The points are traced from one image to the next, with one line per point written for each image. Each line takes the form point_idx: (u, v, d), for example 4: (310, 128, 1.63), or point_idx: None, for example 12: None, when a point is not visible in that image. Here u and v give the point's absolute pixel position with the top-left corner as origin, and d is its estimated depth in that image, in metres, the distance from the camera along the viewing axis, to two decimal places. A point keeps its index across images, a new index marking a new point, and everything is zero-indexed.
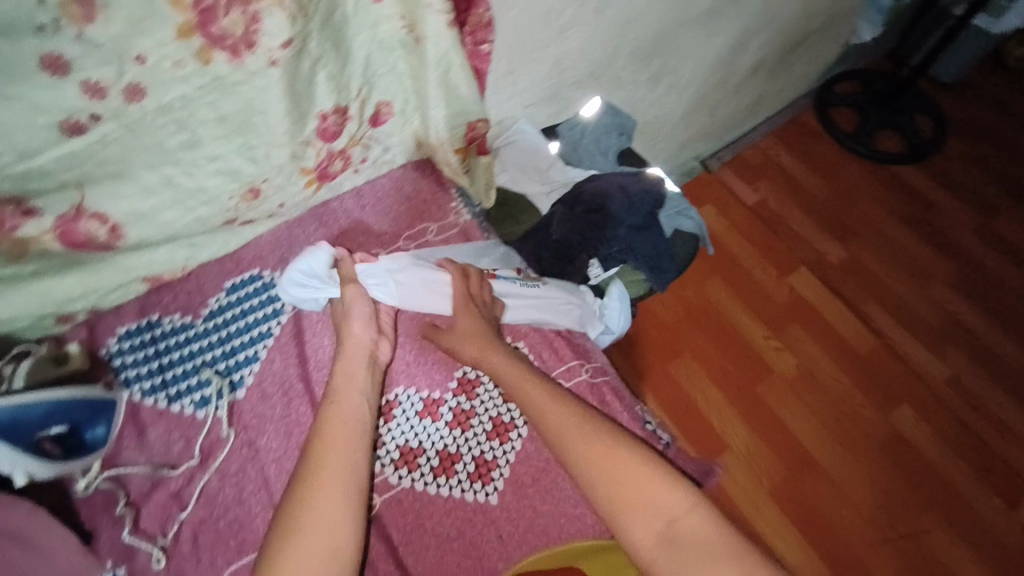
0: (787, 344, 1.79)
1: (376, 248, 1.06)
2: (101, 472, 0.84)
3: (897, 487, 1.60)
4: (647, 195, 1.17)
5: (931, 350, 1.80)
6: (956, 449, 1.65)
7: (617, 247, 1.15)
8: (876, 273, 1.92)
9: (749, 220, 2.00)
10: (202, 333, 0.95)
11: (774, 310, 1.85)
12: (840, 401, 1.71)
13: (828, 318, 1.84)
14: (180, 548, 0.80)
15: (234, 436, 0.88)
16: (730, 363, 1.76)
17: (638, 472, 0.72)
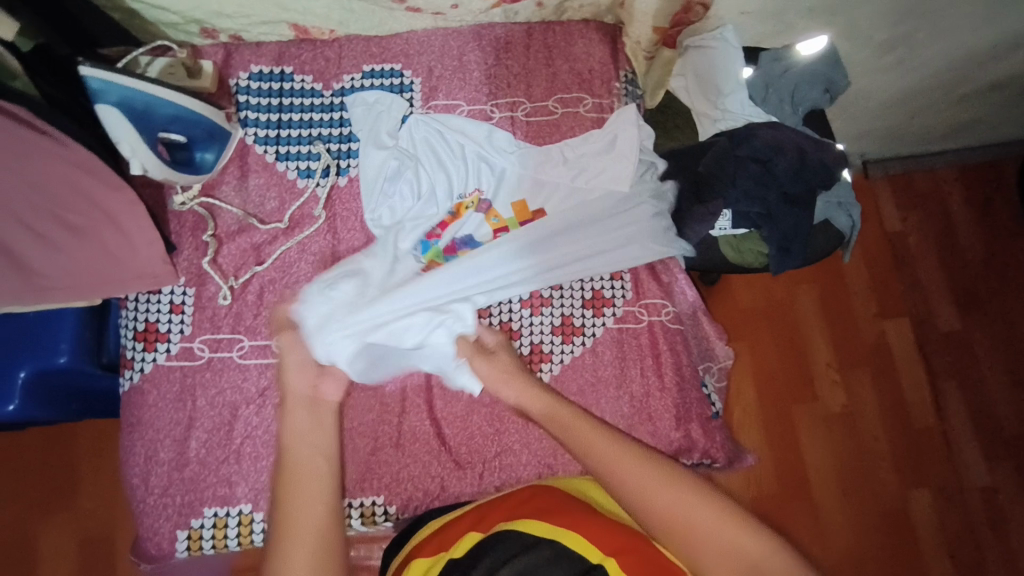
0: (848, 383, 1.69)
1: (522, 97, 0.96)
2: (198, 197, 0.85)
3: (877, 554, 1.57)
4: (821, 171, 1.03)
5: (990, 456, 1.66)
6: (951, 549, 1.59)
7: (758, 208, 1.03)
8: (981, 359, 1.73)
9: (880, 246, 1.80)
10: (328, 106, 0.91)
11: (854, 345, 1.72)
12: (867, 456, 1.64)
13: (904, 379, 1.70)
14: (246, 295, 0.84)
15: (324, 219, 0.87)
16: (781, 373, 1.68)
17: (684, 498, 0.55)
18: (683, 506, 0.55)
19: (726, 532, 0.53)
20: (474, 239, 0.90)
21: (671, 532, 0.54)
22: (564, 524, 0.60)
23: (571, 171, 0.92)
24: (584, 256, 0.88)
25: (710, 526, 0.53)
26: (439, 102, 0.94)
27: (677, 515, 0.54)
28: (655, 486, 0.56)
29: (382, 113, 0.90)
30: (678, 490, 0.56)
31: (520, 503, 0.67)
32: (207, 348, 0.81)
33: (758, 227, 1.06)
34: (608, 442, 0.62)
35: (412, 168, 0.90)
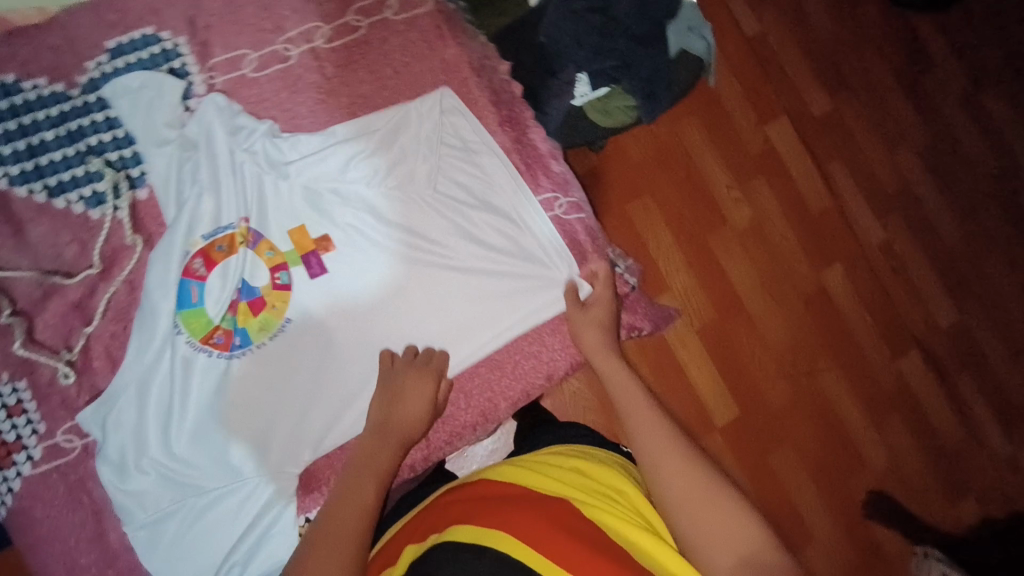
0: (747, 194, 1.60)
1: (316, 21, 0.80)
2: None
3: (816, 349, 1.56)
4: (664, 3, 0.97)
5: (879, 215, 1.67)
6: (875, 317, 1.60)
7: (613, 61, 0.96)
8: (853, 131, 1.68)
9: (745, 54, 1.63)
10: (82, 109, 0.73)
11: (745, 155, 1.61)
12: (780, 259, 1.59)
13: (794, 173, 1.63)
14: (92, 364, 0.72)
15: (141, 245, 0.73)
16: (685, 207, 1.56)
17: (664, 436, 0.67)
18: (656, 430, 0.68)
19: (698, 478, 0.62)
20: (254, 285, 0.75)
21: (640, 443, 0.67)
22: (491, 522, 0.60)
23: (396, 168, 0.78)
24: (433, 275, 0.80)
25: (669, 461, 0.64)
26: (220, 59, 0.77)
27: (655, 455, 0.65)
28: (655, 424, 0.69)
29: (148, 104, 0.73)
30: (668, 436, 0.67)
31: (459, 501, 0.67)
32: (75, 436, 0.71)
33: (618, 81, 0.98)
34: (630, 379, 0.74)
35: (214, 162, 0.74)
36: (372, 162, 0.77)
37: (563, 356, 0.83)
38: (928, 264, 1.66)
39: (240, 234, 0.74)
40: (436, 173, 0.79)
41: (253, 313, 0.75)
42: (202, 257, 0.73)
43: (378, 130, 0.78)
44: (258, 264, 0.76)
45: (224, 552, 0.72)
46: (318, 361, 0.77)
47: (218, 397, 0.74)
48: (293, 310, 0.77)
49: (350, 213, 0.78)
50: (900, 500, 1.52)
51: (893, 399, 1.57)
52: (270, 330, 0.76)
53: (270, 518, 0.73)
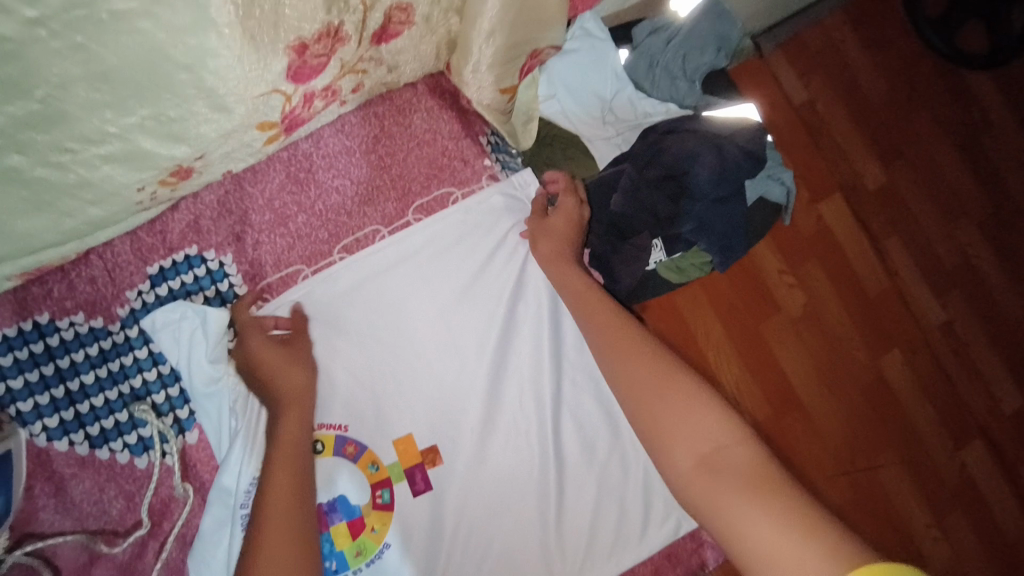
0: (805, 285, 1.43)
1: (372, 224, 0.73)
2: (12, 551, 0.60)
3: (878, 441, 1.42)
4: (746, 161, 0.87)
5: (932, 292, 1.55)
6: (933, 399, 1.49)
7: (691, 226, 0.87)
8: (906, 203, 1.57)
9: (794, 124, 1.49)
10: (124, 345, 0.66)
11: (801, 243, 1.44)
12: (838, 346, 1.44)
13: (856, 265, 1.48)
14: None
15: (194, 494, 0.66)
16: (738, 299, 1.39)
17: (740, 501, 0.50)
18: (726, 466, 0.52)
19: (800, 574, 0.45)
20: (353, 503, 0.69)
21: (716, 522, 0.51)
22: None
23: (504, 362, 0.74)
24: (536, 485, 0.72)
25: (747, 525, 0.49)
26: (271, 279, 0.70)
27: (742, 534, 0.50)
28: (726, 484, 0.52)
29: (182, 331, 0.65)
30: (705, 441, 0.54)
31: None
32: None
33: (695, 243, 0.89)
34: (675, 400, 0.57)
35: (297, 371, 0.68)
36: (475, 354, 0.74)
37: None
38: (987, 344, 1.57)
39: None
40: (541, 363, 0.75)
41: (351, 537, 0.69)
42: None
43: (490, 316, 0.74)
44: (358, 478, 0.69)
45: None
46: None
47: None
48: (394, 531, 0.69)
49: (463, 420, 0.72)
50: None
51: (952, 493, 1.45)
52: (368, 556, 0.69)
53: None
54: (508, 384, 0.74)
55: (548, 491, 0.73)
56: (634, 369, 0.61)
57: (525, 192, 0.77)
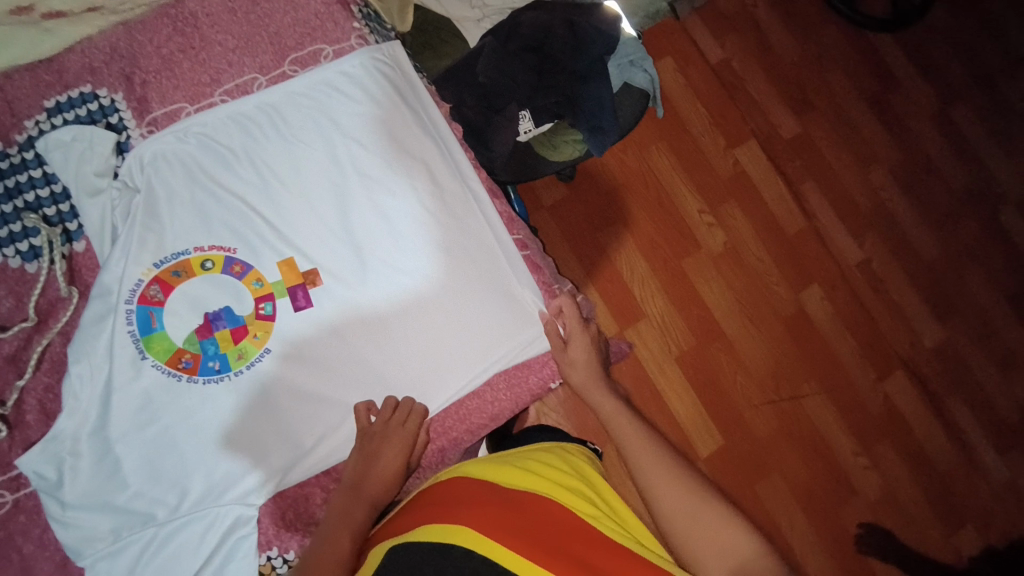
0: (722, 222, 1.36)
1: (252, 74, 0.82)
2: None
3: (802, 369, 1.34)
4: (601, 37, 0.98)
5: (862, 239, 1.42)
6: (866, 348, 1.37)
7: (554, 97, 0.99)
8: (823, 153, 1.44)
9: (707, 78, 1.41)
10: (20, 165, 0.75)
11: (710, 182, 1.37)
12: (760, 277, 1.36)
13: (769, 201, 1.39)
14: (26, 416, 0.71)
15: (78, 296, 0.75)
16: (650, 224, 1.34)
17: (711, 512, 0.61)
18: (647, 454, 0.68)
19: (701, 507, 0.61)
20: (238, 313, 0.77)
21: (643, 468, 0.67)
22: (455, 519, 0.60)
23: (378, 200, 0.82)
24: (406, 306, 0.81)
25: (717, 533, 0.59)
26: (157, 114, 0.79)
27: (655, 479, 0.65)
28: (696, 505, 0.62)
29: (75, 152, 0.76)
30: (671, 476, 0.65)
31: (435, 499, 0.66)
32: (7, 490, 0.70)
33: (562, 116, 1.01)
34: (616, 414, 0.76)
35: (188, 198, 0.78)
36: (348, 192, 0.82)
37: (508, 400, 0.84)
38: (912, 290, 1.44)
39: (194, 260, 0.77)
40: (417, 200, 0.83)
41: (233, 341, 0.77)
42: (159, 284, 0.76)
43: (364, 159, 0.83)
44: (243, 292, 0.78)
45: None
46: (302, 400, 0.77)
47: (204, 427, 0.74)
48: (276, 337, 0.78)
49: (336, 250, 0.81)
50: (889, 529, 1.31)
51: (876, 424, 1.34)
52: (249, 358, 0.77)
53: (241, 564, 0.72)
54: (380, 218, 0.82)
55: (418, 311, 0.81)
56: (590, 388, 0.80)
57: (395, 60, 0.87)
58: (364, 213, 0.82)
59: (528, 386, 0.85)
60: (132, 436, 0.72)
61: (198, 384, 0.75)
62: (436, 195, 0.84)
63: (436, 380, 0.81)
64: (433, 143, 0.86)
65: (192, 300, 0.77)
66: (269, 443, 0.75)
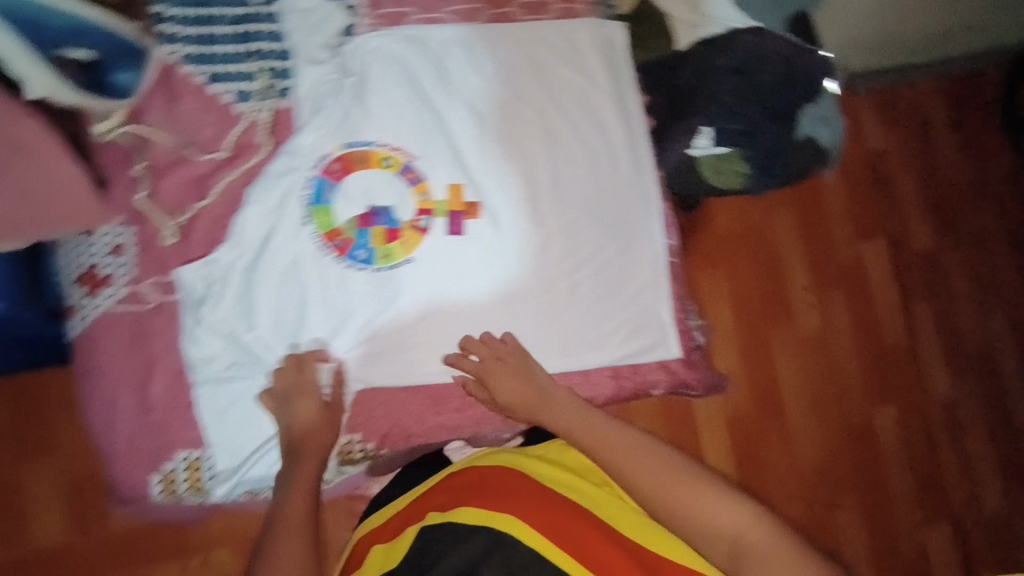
0: (825, 310, 1.32)
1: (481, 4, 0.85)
2: (123, 125, 0.75)
3: (850, 483, 1.28)
4: (804, 83, 0.99)
5: (961, 380, 1.35)
6: (923, 487, 1.31)
7: (740, 124, 0.98)
8: (954, 280, 1.37)
9: (867, 162, 1.37)
10: (257, 16, 0.80)
11: (826, 267, 1.33)
12: (842, 377, 1.31)
13: (880, 306, 1.34)
14: (192, 234, 0.77)
15: (270, 148, 0.79)
16: (754, 285, 1.30)
17: (697, 492, 0.64)
18: (675, 485, 0.65)
19: (683, 489, 0.65)
20: (397, 217, 0.82)
21: (615, 461, 0.70)
22: (495, 507, 0.74)
23: (555, 165, 0.85)
24: (544, 270, 0.83)
25: (708, 511, 0.62)
26: (386, 11, 0.83)
27: (635, 469, 0.68)
28: (682, 489, 0.65)
29: (307, 24, 0.81)
30: (647, 462, 0.68)
31: (446, 488, 0.79)
32: (157, 292, 0.76)
33: (738, 146, 1.00)
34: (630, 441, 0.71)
35: (387, 95, 0.81)
36: (530, 147, 0.85)
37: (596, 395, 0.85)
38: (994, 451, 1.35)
39: (375, 154, 0.81)
40: (590, 178, 0.85)
41: (386, 240, 0.81)
42: (342, 164, 0.80)
43: (557, 122, 0.85)
44: (409, 199, 0.82)
45: (269, 431, 0.78)
46: (425, 317, 0.81)
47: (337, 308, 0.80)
48: (423, 251, 0.82)
49: (501, 195, 0.84)
50: None
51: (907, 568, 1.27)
52: (394, 261, 0.81)
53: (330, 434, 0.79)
54: (550, 182, 0.85)
55: (554, 278, 0.84)
56: (574, 413, 0.76)
57: (615, 40, 0.88)
58: (539, 172, 0.85)
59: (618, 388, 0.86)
60: (276, 290, 0.78)
61: (343, 267, 0.80)
62: (609, 177, 0.86)
63: (543, 346, 0.83)
64: (623, 131, 0.87)
65: (364, 189, 0.81)
66: (385, 342, 0.80)
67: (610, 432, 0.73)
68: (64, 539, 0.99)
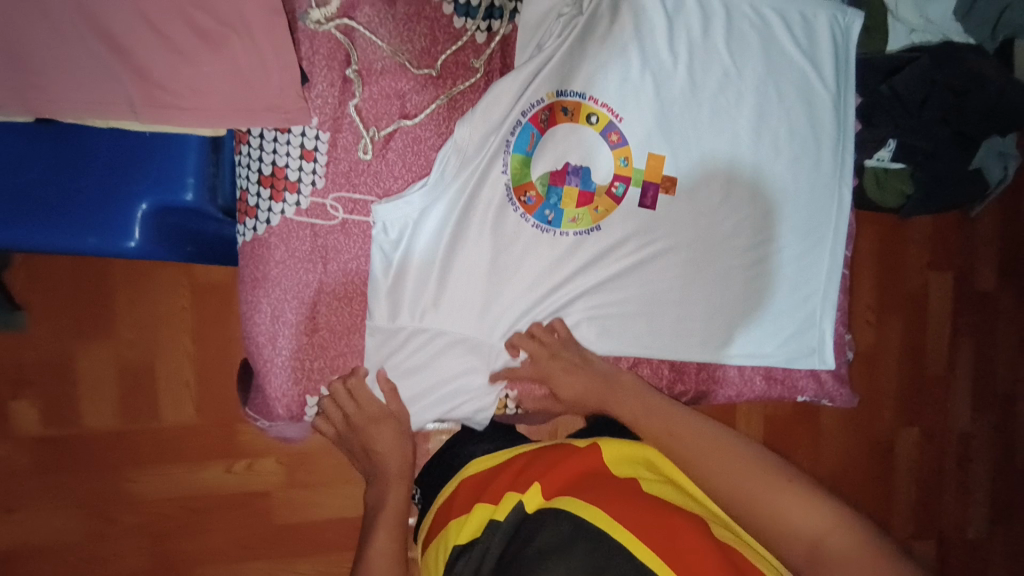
0: (878, 326, 1.30)
1: None
2: (335, 16, 0.69)
3: (862, 496, 1.33)
4: (1010, 117, 0.93)
5: (1005, 432, 1.38)
6: (935, 518, 1.37)
7: (930, 145, 0.94)
8: None
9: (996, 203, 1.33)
10: None
11: (893, 296, 1.30)
12: (882, 399, 1.32)
13: (930, 340, 1.32)
14: (387, 153, 0.72)
15: (481, 75, 0.74)
16: None
17: (771, 487, 0.53)
18: (740, 480, 0.55)
19: (749, 481, 0.55)
20: (593, 179, 0.76)
21: (679, 455, 0.60)
22: (591, 497, 0.57)
23: (759, 152, 0.80)
24: (724, 260, 0.80)
25: (782, 509, 0.52)
26: None
27: (698, 459, 0.59)
28: (742, 480, 0.55)
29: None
30: (716, 456, 0.58)
31: (539, 470, 0.64)
32: (341, 208, 0.71)
33: (916, 166, 0.98)
34: (693, 428, 0.62)
35: (612, 39, 0.75)
36: (739, 126, 0.79)
37: (730, 391, 0.86)
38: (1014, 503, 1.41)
39: (583, 108, 0.75)
40: (790, 173, 0.81)
41: (576, 202, 0.76)
42: (549, 111, 0.74)
43: (772, 106, 0.80)
44: (608, 162, 0.76)
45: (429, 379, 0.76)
46: (598, 287, 0.78)
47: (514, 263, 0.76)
48: (613, 220, 0.77)
49: (700, 173, 0.79)
50: None
51: None
52: (580, 226, 0.77)
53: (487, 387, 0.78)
54: (750, 168, 0.80)
55: (731, 270, 0.81)
56: (636, 401, 0.68)
57: (846, 30, 0.82)
58: (741, 157, 0.79)
59: (753, 391, 0.86)
60: (457, 231, 0.75)
61: (527, 224, 0.76)
62: (810, 176, 0.81)
63: (705, 339, 0.82)
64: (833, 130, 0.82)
65: (563, 144, 0.75)
66: (554, 305, 0.78)
67: (668, 417, 0.64)
68: (112, 425, 0.97)
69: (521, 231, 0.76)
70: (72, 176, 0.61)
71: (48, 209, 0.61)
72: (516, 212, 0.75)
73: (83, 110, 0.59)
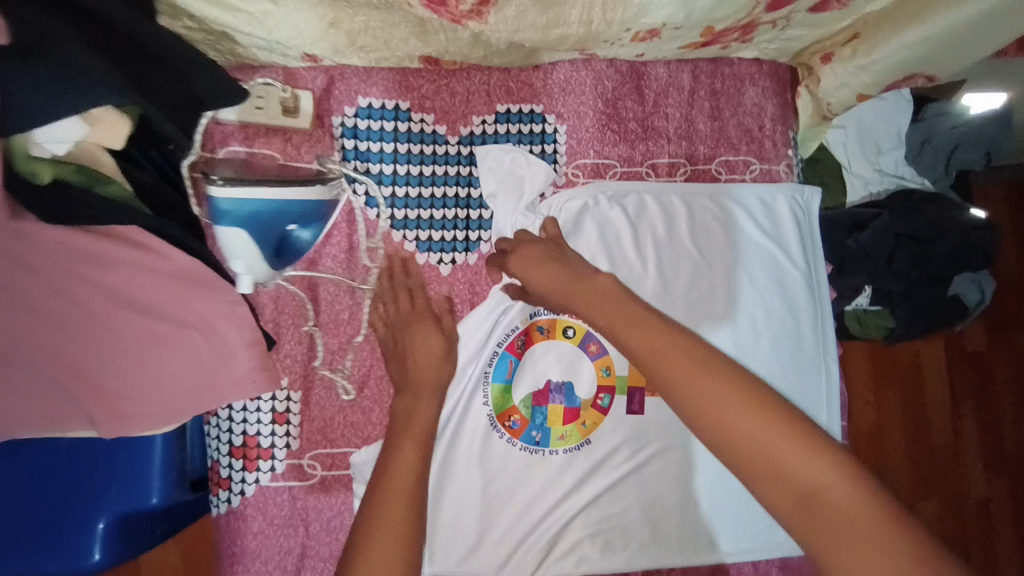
0: (880, 407, 1.15)
1: (681, 160, 0.79)
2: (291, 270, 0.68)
3: None
4: (981, 254, 0.92)
5: None
6: None
7: (903, 287, 0.92)
8: None
9: None
10: (453, 158, 0.72)
11: (886, 367, 1.16)
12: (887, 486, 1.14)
13: (933, 412, 1.17)
14: (361, 401, 0.69)
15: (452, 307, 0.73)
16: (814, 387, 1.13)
17: (797, 458, 0.41)
18: (731, 412, 0.43)
19: (757, 459, 0.42)
20: (577, 394, 0.74)
21: (698, 408, 0.44)
22: None
23: (740, 340, 0.78)
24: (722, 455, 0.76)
25: (806, 484, 0.41)
26: (588, 162, 0.76)
27: (733, 422, 0.43)
28: (771, 449, 0.42)
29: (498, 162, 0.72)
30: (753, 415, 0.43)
31: None
32: (320, 465, 0.68)
33: (894, 305, 0.95)
34: (680, 356, 0.46)
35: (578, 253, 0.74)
36: (715, 317, 0.77)
37: None
38: None
39: (559, 322, 0.74)
40: (776, 356, 0.79)
41: (562, 421, 0.73)
42: (525, 335, 0.73)
43: (747, 293, 0.78)
44: (589, 375, 0.74)
45: None
46: (595, 504, 0.74)
47: (502, 493, 0.72)
48: (601, 435, 0.74)
49: None
50: None
51: None
52: (569, 444, 0.73)
53: None
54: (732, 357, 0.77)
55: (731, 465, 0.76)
56: (609, 301, 0.53)
57: (807, 205, 0.82)
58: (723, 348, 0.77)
59: None
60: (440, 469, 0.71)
61: (514, 449, 0.73)
62: (795, 355, 0.79)
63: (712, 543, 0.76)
64: (811, 305, 0.80)
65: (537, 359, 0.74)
66: (549, 530, 0.72)
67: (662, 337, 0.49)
68: None
69: (507, 457, 0.73)
70: (33, 499, 0.60)
71: (13, 537, 0.60)
72: (499, 438, 0.72)
73: (38, 427, 0.57)
